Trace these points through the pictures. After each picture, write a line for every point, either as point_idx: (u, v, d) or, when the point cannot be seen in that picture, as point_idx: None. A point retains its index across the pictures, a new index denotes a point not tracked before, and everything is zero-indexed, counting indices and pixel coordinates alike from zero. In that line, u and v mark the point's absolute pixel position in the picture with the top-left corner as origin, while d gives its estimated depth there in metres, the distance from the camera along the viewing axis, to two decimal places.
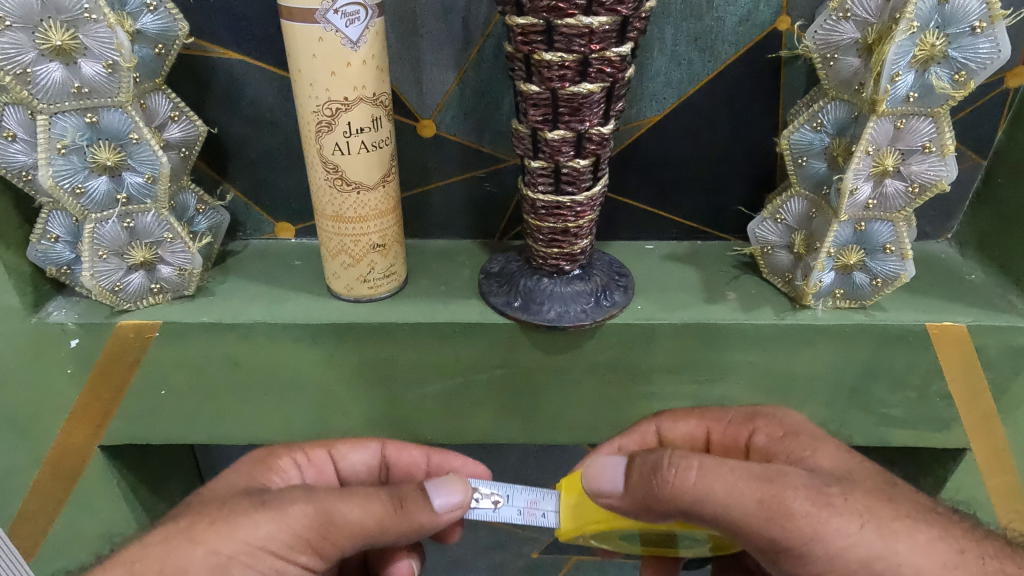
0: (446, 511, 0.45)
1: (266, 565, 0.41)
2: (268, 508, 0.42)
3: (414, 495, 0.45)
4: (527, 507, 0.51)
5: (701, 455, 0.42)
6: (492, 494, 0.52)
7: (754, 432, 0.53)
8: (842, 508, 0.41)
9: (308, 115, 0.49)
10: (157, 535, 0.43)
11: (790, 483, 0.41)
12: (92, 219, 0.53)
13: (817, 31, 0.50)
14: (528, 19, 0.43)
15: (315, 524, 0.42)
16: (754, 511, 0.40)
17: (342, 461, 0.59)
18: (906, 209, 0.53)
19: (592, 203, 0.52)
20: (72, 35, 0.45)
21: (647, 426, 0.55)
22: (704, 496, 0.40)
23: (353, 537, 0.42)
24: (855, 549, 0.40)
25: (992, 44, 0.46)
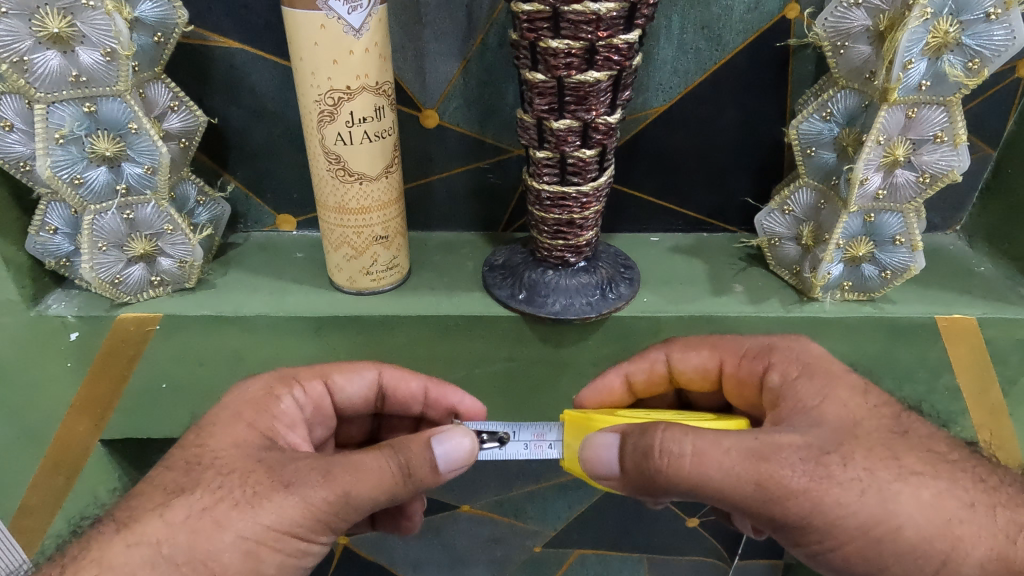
0: (450, 466, 0.44)
1: (290, 547, 0.40)
2: (292, 492, 0.40)
3: (418, 454, 0.43)
4: (533, 440, 0.52)
5: (695, 438, 0.40)
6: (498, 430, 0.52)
7: (772, 368, 0.49)
8: (841, 477, 0.40)
9: (310, 105, 0.48)
10: (180, 511, 0.40)
11: (783, 455, 0.40)
12: (91, 210, 0.52)
13: (828, 18, 0.49)
14: (534, 6, 0.42)
15: (335, 508, 0.40)
16: (753, 493, 0.39)
17: (339, 392, 0.55)
18: (916, 200, 0.53)
19: (598, 194, 0.52)
20: (69, 22, 0.45)
21: (656, 355, 0.54)
22: (702, 484, 0.39)
23: (365, 509, 0.42)
24: (855, 517, 0.39)
25: (1007, 31, 0.45)
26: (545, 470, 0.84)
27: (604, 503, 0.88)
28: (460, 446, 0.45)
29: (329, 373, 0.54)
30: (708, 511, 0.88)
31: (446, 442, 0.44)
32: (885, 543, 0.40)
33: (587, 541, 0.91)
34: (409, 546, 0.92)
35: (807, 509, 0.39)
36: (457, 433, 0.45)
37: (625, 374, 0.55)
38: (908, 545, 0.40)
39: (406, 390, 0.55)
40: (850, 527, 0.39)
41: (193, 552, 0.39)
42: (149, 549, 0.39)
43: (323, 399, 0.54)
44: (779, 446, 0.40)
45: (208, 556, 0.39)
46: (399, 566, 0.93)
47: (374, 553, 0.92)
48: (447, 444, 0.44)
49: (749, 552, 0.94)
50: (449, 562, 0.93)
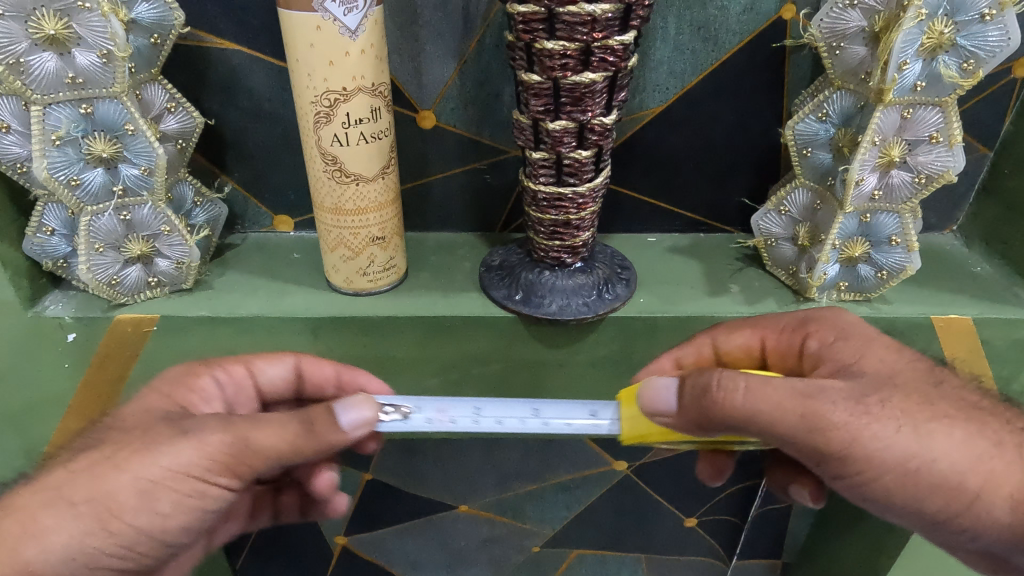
0: (355, 429, 0.42)
1: (189, 489, 0.40)
2: (191, 437, 0.40)
3: (322, 415, 0.42)
4: (436, 415, 0.45)
5: (748, 374, 0.40)
6: (396, 406, 0.45)
7: (807, 338, 0.48)
8: (879, 415, 0.39)
9: (306, 106, 0.48)
10: (83, 461, 0.40)
11: (826, 394, 0.40)
12: (88, 211, 0.52)
13: (822, 19, 0.49)
14: (529, 8, 0.42)
15: (233, 449, 0.40)
16: (799, 426, 0.39)
17: (260, 376, 0.53)
18: (911, 201, 0.53)
19: (594, 194, 0.52)
20: (65, 24, 0.45)
21: (702, 338, 0.52)
22: (751, 417, 0.39)
23: (268, 460, 0.41)
24: (891, 450, 0.39)
25: (1002, 32, 0.45)
26: (544, 470, 0.85)
27: (602, 504, 0.88)
28: (362, 409, 0.42)
29: (251, 359, 0.53)
30: (704, 511, 0.88)
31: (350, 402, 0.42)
32: (920, 477, 0.39)
33: (584, 540, 0.91)
34: (408, 546, 0.92)
35: (845, 445, 0.39)
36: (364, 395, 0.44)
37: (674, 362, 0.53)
38: (941, 479, 0.39)
39: (320, 375, 0.53)
40: (888, 460, 0.39)
41: (92, 494, 0.38)
42: (52, 495, 0.39)
43: (245, 383, 0.52)
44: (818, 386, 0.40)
45: (112, 501, 0.38)
46: (398, 566, 0.93)
47: (373, 553, 0.92)
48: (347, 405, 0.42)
49: (749, 554, 0.93)
50: (448, 563, 0.93)
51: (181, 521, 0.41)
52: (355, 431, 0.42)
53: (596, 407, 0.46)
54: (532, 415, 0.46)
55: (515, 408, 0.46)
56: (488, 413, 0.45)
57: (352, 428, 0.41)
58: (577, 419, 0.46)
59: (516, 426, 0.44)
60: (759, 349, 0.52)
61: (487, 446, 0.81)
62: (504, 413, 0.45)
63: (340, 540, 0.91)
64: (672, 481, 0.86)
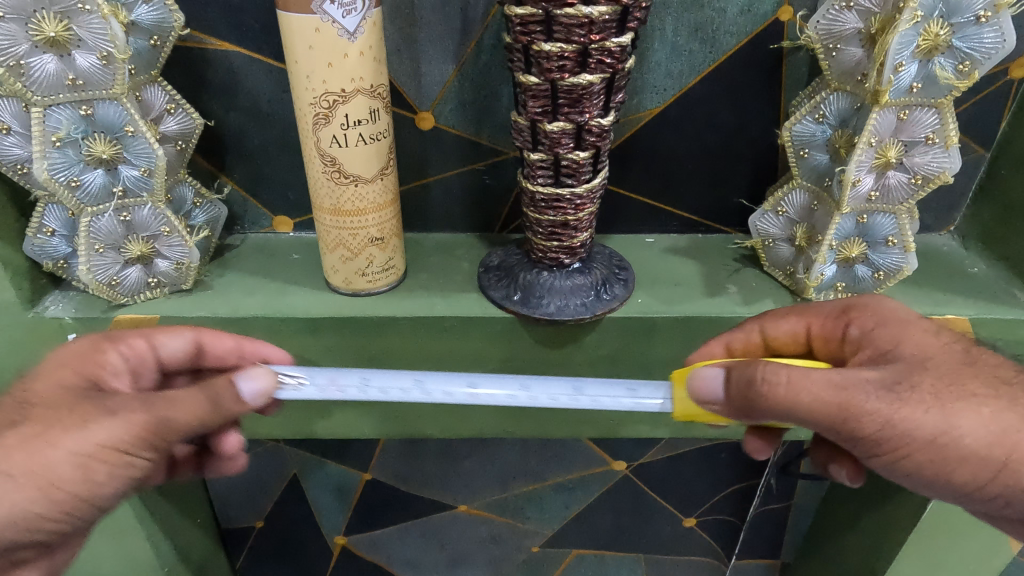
0: (254, 398, 0.44)
1: (116, 461, 0.41)
2: (116, 415, 0.42)
3: (224, 386, 0.44)
4: (326, 384, 0.47)
5: (789, 366, 0.40)
6: (289, 375, 0.47)
7: (850, 325, 0.47)
8: (909, 399, 0.40)
9: (305, 107, 0.48)
10: (11, 436, 0.40)
11: (861, 382, 0.40)
12: (88, 212, 0.53)
13: (819, 21, 0.50)
14: (527, 9, 0.42)
15: (152, 426, 0.42)
16: (835, 416, 0.40)
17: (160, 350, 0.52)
18: (908, 201, 0.53)
19: (592, 196, 0.52)
20: (66, 26, 0.45)
21: (749, 325, 0.51)
22: (790, 409, 0.39)
23: (183, 433, 0.43)
24: (919, 429, 0.39)
25: (997, 33, 0.45)
26: (543, 470, 0.85)
27: (601, 504, 0.89)
28: (264, 379, 0.45)
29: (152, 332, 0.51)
30: (704, 511, 0.90)
31: (249, 373, 0.45)
32: (948, 453, 0.40)
33: (583, 540, 0.92)
34: (407, 546, 0.92)
35: (878, 427, 0.39)
36: (260, 367, 0.46)
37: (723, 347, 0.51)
38: (968, 454, 0.40)
39: (221, 348, 0.52)
40: (919, 438, 0.40)
41: (27, 467, 0.40)
42: None
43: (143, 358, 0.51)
44: (852, 375, 0.40)
45: (49, 474, 0.40)
46: (397, 566, 0.93)
47: (373, 553, 0.92)
48: (248, 376, 0.44)
49: (745, 552, 0.95)
50: (448, 563, 0.94)
51: (114, 487, 0.43)
52: (257, 399, 0.44)
53: (634, 385, 0.47)
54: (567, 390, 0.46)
55: (399, 379, 0.47)
56: (377, 383, 0.47)
57: (253, 398, 0.44)
58: (456, 391, 0.46)
59: (399, 395, 0.46)
60: (807, 336, 0.51)
61: (488, 444, 0.83)
62: (389, 383, 0.47)
63: (339, 540, 0.91)
64: (671, 481, 0.87)
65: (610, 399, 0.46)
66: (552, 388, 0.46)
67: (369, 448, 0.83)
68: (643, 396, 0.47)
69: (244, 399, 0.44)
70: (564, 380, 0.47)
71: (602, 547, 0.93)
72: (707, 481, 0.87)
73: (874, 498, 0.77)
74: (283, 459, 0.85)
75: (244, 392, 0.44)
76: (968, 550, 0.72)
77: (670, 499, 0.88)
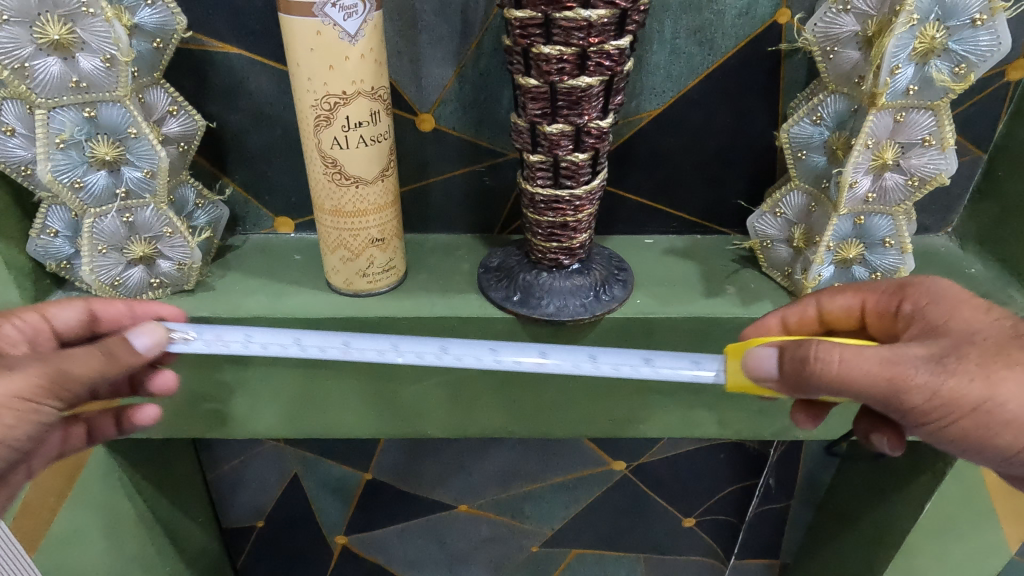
0: (148, 349, 0.44)
1: (19, 412, 0.40)
2: (13, 368, 0.40)
3: (114, 342, 0.43)
4: (214, 338, 0.48)
5: (843, 344, 0.39)
6: (176, 333, 0.48)
7: (904, 301, 0.47)
8: (955, 369, 0.39)
9: (306, 109, 0.48)
10: None
11: (910, 357, 0.40)
12: (91, 213, 0.53)
13: (816, 24, 0.50)
14: (526, 13, 0.42)
15: (50, 379, 0.40)
16: (887, 392, 0.39)
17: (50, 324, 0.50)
18: (905, 203, 0.53)
19: (591, 197, 0.52)
20: (69, 29, 0.45)
21: (806, 300, 0.51)
22: (843, 387, 0.39)
23: (84, 386, 0.42)
24: (962, 397, 0.39)
25: (993, 36, 0.46)
26: (543, 470, 0.86)
27: (600, 503, 0.89)
28: (154, 335, 0.45)
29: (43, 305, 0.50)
30: (703, 511, 0.90)
31: (142, 330, 0.45)
32: (990, 420, 0.39)
33: (583, 540, 0.92)
34: (408, 546, 0.92)
35: (925, 399, 0.39)
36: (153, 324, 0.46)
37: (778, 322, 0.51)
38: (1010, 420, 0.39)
39: (111, 313, 0.51)
40: (963, 405, 0.39)
41: None
42: None
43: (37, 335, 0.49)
44: (901, 350, 0.40)
45: None
46: (397, 566, 0.94)
47: (373, 553, 0.93)
48: (140, 333, 0.45)
49: (745, 553, 0.95)
50: (448, 562, 0.94)
51: (17, 438, 0.41)
52: (152, 351, 0.45)
53: (650, 354, 0.47)
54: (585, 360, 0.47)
55: (279, 336, 0.48)
56: (259, 339, 0.47)
57: (149, 348, 0.44)
58: (332, 348, 0.47)
59: (277, 351, 0.46)
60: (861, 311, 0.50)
61: (489, 445, 0.83)
62: (270, 340, 0.47)
63: (339, 539, 0.91)
64: (671, 481, 0.87)
65: (474, 359, 0.46)
66: (421, 347, 0.47)
67: (369, 447, 0.83)
68: (661, 365, 0.46)
69: (138, 351, 0.44)
70: (581, 349, 0.48)
71: (601, 547, 0.93)
72: (707, 480, 0.87)
73: (873, 498, 0.78)
74: (284, 458, 0.85)
75: (138, 346, 0.44)
76: (967, 549, 0.72)
77: (669, 499, 0.89)
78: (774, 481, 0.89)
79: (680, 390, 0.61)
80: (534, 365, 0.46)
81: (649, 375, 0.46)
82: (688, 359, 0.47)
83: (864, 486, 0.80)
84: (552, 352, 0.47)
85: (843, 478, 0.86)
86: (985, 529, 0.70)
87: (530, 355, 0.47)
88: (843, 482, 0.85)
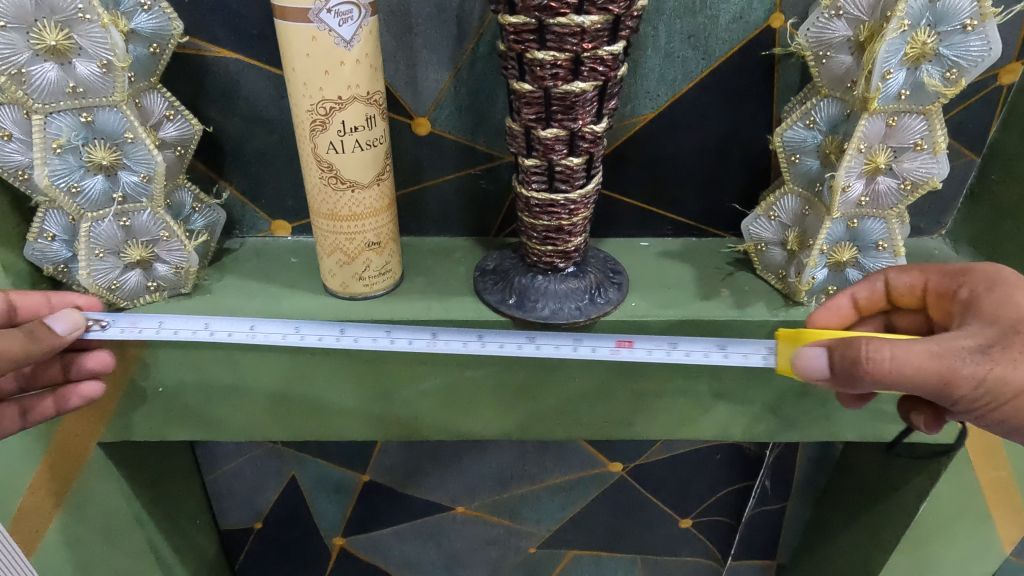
0: (67, 333, 0.49)
1: None
2: None
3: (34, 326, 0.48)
4: (128, 325, 0.53)
5: (893, 345, 0.41)
6: (93, 319, 0.52)
7: (962, 286, 0.47)
8: (1002, 357, 0.42)
9: (302, 114, 0.49)
10: None
11: (958, 350, 0.42)
12: (88, 218, 0.53)
13: (809, 30, 0.50)
14: (520, 19, 0.43)
15: None
16: (937, 385, 0.42)
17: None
18: (898, 206, 0.54)
19: (586, 201, 0.53)
20: (66, 35, 0.46)
21: (875, 277, 0.53)
22: (894, 385, 0.41)
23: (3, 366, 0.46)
24: (1008, 383, 0.41)
25: (984, 42, 0.46)
26: (540, 472, 0.86)
27: (598, 505, 0.89)
28: (73, 320, 0.49)
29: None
30: (700, 512, 0.91)
31: (62, 316, 0.49)
32: None
33: (580, 541, 0.92)
34: (406, 548, 0.93)
35: (973, 387, 0.42)
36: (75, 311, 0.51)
37: (848, 298, 0.54)
38: None
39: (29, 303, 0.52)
40: (1009, 390, 0.41)
41: None
42: None
43: None
44: (949, 344, 0.42)
45: None
46: (396, 567, 0.94)
47: (372, 554, 0.93)
48: (59, 318, 0.49)
49: (742, 553, 0.95)
50: (446, 564, 0.94)
51: None
52: (73, 334, 0.49)
53: (724, 342, 0.52)
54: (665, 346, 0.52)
55: (191, 322, 0.53)
56: (171, 325, 0.53)
57: (69, 332, 0.49)
58: (238, 332, 0.52)
59: (189, 336, 0.52)
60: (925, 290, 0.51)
61: (486, 446, 0.84)
62: (182, 325, 0.53)
63: (338, 541, 0.92)
64: (667, 482, 0.88)
65: (369, 339, 0.53)
66: (322, 330, 0.53)
67: (366, 449, 0.84)
68: (733, 352, 0.51)
69: (59, 334, 0.48)
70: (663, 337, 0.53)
71: (599, 548, 0.93)
72: (702, 481, 0.88)
73: (869, 499, 0.78)
74: (281, 460, 0.86)
75: (58, 329, 0.48)
76: (962, 549, 0.72)
77: (665, 500, 0.89)
78: (770, 483, 0.90)
79: (676, 393, 0.61)
80: (424, 346, 0.52)
81: (721, 360, 0.51)
82: (569, 339, 0.53)
83: (860, 487, 0.80)
84: (442, 333, 0.53)
85: (840, 479, 0.86)
86: (980, 531, 0.71)
87: (421, 337, 0.53)
88: (839, 483, 0.86)
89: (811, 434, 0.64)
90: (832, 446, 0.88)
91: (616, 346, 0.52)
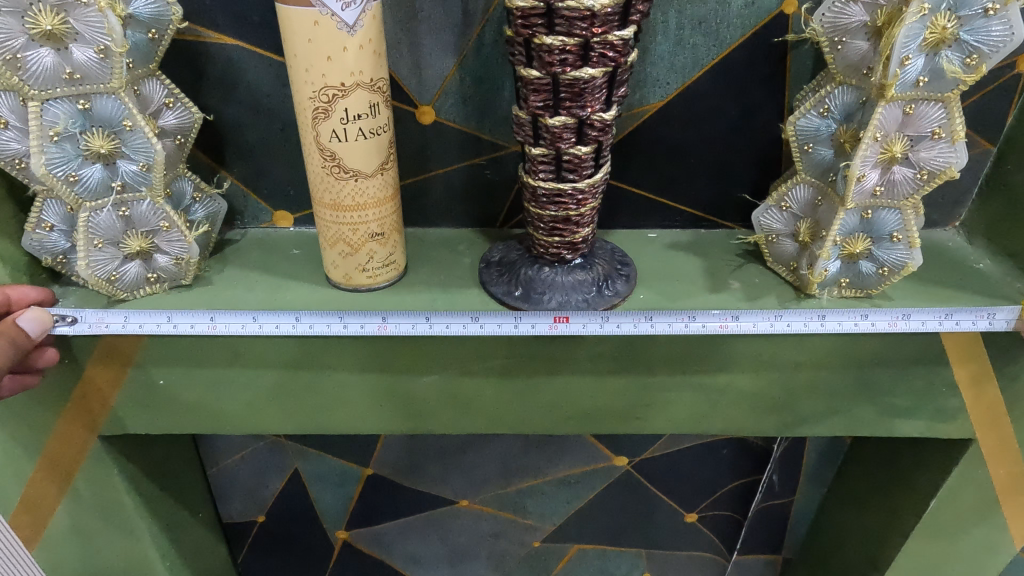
0: (37, 331, 0.50)
1: None
2: None
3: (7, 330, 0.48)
4: (97, 321, 0.53)
5: None
6: (59, 314, 0.53)
7: None
8: None
9: (304, 101, 0.48)
10: None
11: None
12: (87, 207, 0.52)
13: (825, 14, 0.49)
14: (528, 2, 0.41)
15: None
16: None
17: None
18: (914, 196, 0.52)
19: (594, 190, 0.51)
20: (62, 19, 0.45)
21: None
22: None
23: None
24: None
25: (1005, 26, 0.45)
26: (544, 466, 0.85)
27: (602, 499, 0.89)
28: (41, 318, 0.50)
29: None
30: (705, 507, 0.90)
31: (28, 313, 0.50)
32: None
33: (585, 535, 0.92)
34: (410, 542, 0.92)
35: None
36: (37, 307, 0.51)
37: None
38: None
39: None
40: None
41: None
42: None
43: None
44: None
45: None
46: (400, 562, 0.94)
47: (375, 548, 0.92)
48: (26, 317, 0.49)
49: (746, 548, 0.95)
50: (448, 558, 0.94)
51: None
52: (44, 333, 0.50)
53: (693, 313, 0.54)
54: (641, 320, 0.53)
55: (154, 315, 0.54)
56: (136, 319, 0.53)
57: (41, 331, 0.50)
58: (200, 324, 0.54)
59: (152, 330, 0.53)
60: None
61: (491, 440, 0.83)
62: (145, 319, 0.53)
63: (341, 534, 0.91)
64: (673, 477, 0.87)
65: (324, 325, 0.54)
66: (279, 317, 0.54)
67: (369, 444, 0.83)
68: (697, 321, 0.53)
69: (31, 336, 0.49)
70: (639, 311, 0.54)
71: (603, 542, 0.93)
72: (708, 475, 0.87)
73: (879, 495, 0.77)
74: (283, 453, 0.85)
75: (29, 331, 0.49)
76: (974, 549, 0.71)
77: (670, 495, 0.88)
78: (778, 478, 0.89)
79: (683, 387, 0.60)
80: (376, 330, 0.53)
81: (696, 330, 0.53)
82: (510, 316, 0.54)
83: (870, 483, 0.79)
84: (392, 316, 0.54)
85: (849, 474, 0.85)
86: (994, 531, 0.69)
87: (373, 321, 0.54)
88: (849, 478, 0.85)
89: (821, 429, 0.63)
90: (839, 441, 0.87)
91: (555, 323, 0.53)
